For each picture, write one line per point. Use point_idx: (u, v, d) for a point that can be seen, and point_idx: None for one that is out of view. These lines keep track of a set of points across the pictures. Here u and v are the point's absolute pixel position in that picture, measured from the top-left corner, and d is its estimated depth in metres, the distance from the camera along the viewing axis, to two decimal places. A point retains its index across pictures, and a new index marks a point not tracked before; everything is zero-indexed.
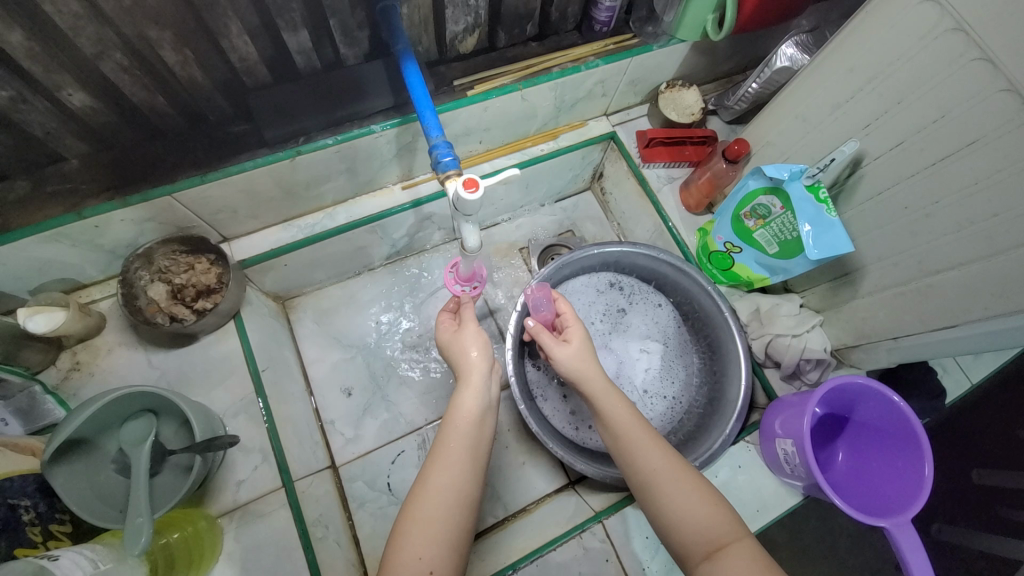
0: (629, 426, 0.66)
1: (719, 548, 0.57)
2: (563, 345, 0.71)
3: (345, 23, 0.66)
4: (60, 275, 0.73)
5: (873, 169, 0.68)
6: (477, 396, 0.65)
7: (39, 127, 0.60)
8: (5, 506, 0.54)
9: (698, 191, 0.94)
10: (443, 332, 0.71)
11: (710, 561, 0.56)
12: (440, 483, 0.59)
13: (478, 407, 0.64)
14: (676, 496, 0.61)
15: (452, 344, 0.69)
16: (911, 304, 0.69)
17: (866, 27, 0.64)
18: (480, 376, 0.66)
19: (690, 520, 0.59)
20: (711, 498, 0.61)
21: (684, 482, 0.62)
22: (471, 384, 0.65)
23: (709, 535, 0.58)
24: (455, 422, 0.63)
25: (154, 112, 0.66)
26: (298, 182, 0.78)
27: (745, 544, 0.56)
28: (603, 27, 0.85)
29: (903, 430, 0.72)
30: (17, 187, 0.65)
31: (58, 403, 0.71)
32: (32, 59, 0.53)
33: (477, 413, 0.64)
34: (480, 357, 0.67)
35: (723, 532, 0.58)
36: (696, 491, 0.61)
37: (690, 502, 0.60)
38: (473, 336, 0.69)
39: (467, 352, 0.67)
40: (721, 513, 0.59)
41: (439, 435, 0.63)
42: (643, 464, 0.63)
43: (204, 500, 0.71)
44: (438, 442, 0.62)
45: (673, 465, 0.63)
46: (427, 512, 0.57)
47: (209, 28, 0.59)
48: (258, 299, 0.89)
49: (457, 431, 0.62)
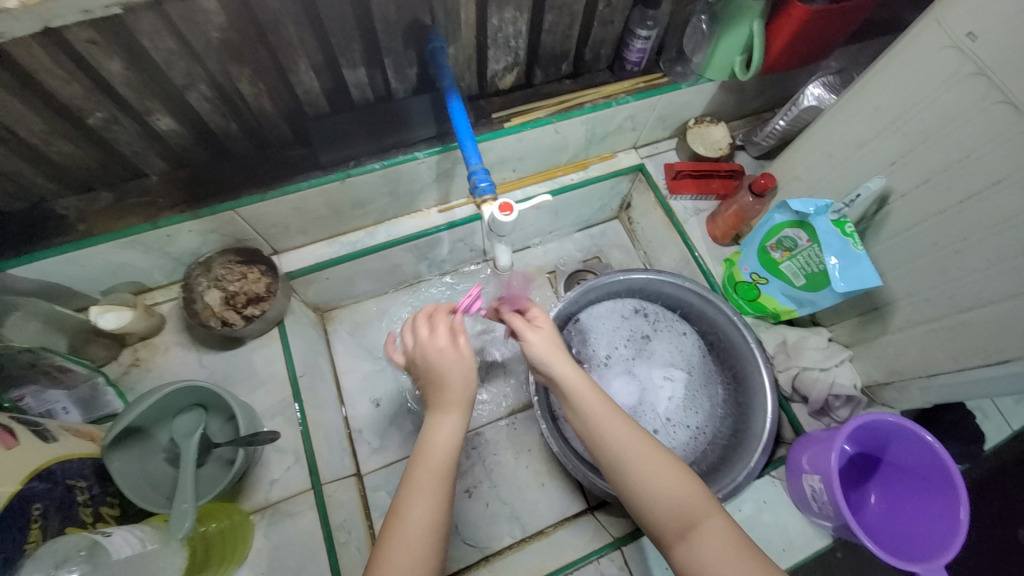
0: (604, 412, 0.62)
1: (690, 527, 0.56)
2: (535, 330, 0.67)
3: (397, 61, 0.74)
4: (130, 278, 0.81)
5: (901, 206, 0.69)
6: (454, 427, 0.59)
7: (128, 146, 0.69)
8: (64, 485, 0.58)
9: (725, 223, 0.96)
10: (432, 347, 0.62)
11: (684, 539, 0.56)
12: (418, 519, 0.54)
13: (456, 439, 0.59)
14: (644, 473, 0.58)
15: (442, 360, 0.61)
16: (945, 340, 0.68)
17: (888, 70, 0.66)
18: (462, 401, 0.61)
19: (663, 499, 0.57)
20: (677, 471, 0.59)
21: (657, 461, 0.59)
22: (449, 411, 0.60)
23: (681, 516, 0.57)
24: (430, 454, 0.58)
25: (226, 136, 0.74)
26: (345, 203, 0.85)
27: (717, 520, 0.56)
28: (633, 67, 0.91)
29: (940, 474, 0.70)
30: (103, 198, 0.74)
31: (116, 395, 0.78)
32: (127, 86, 0.61)
33: (457, 445, 0.59)
34: (464, 380, 0.61)
35: (697, 511, 0.56)
36: (662, 464, 0.59)
37: (664, 481, 0.58)
38: (462, 358, 0.62)
39: (454, 376, 0.61)
40: (694, 490, 0.58)
41: (414, 462, 0.58)
42: (608, 442, 0.60)
43: (239, 496, 0.75)
44: (416, 465, 0.58)
45: (638, 443, 0.60)
46: (409, 558, 0.52)
47: (282, 65, 0.67)
48: (300, 309, 0.95)
49: (432, 456, 0.57)
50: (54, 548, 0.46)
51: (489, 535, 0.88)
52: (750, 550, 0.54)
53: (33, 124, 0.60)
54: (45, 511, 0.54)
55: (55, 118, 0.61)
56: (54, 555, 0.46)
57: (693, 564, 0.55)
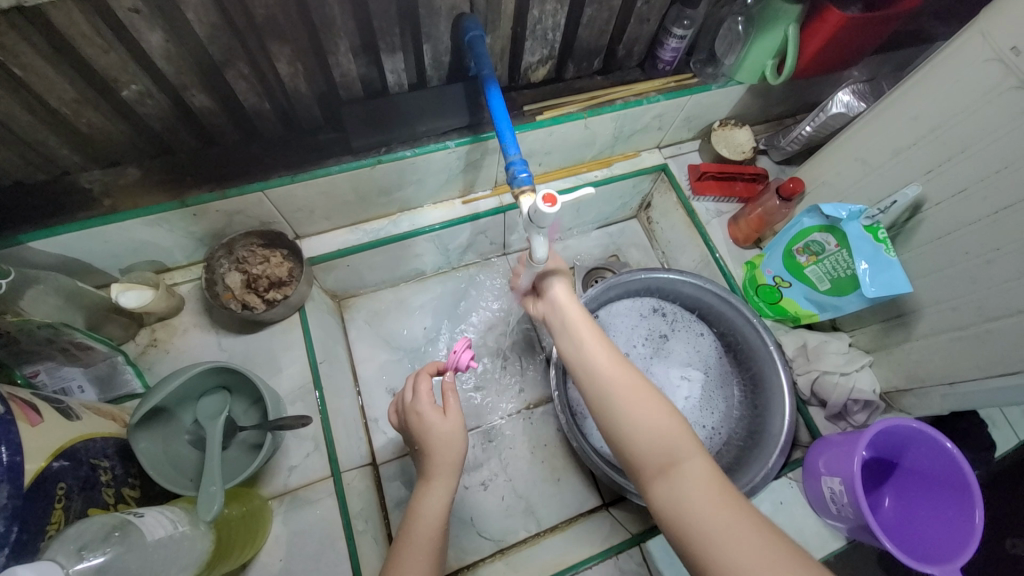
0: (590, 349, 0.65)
1: (671, 465, 0.55)
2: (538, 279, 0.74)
3: (436, 48, 0.73)
4: (151, 257, 0.80)
5: (934, 214, 0.70)
6: (442, 497, 0.60)
7: (159, 121, 0.67)
8: (88, 465, 0.56)
9: (747, 226, 0.96)
10: (421, 413, 0.64)
11: (664, 475, 0.55)
12: None
13: (443, 508, 0.59)
14: (630, 408, 0.58)
15: (425, 424, 0.63)
16: (972, 349, 0.69)
17: (930, 79, 0.67)
18: (449, 470, 0.61)
19: (645, 432, 0.57)
20: (664, 410, 0.58)
21: (641, 393, 0.60)
22: (436, 480, 0.61)
23: (662, 451, 0.56)
24: (420, 522, 0.58)
25: (258, 116, 0.72)
26: (373, 189, 0.84)
27: (697, 461, 0.55)
28: (666, 66, 0.90)
29: (957, 483, 0.70)
30: (129, 173, 0.72)
31: (135, 374, 0.76)
32: (166, 59, 0.59)
33: (443, 516, 0.59)
34: (450, 446, 0.62)
35: (677, 448, 0.55)
36: (649, 401, 0.59)
37: (647, 415, 0.58)
38: (447, 420, 0.63)
39: (439, 437, 0.62)
40: (676, 427, 0.57)
41: (405, 526, 0.59)
42: (597, 379, 0.62)
43: (257, 482, 0.74)
44: (406, 530, 0.58)
45: (627, 380, 0.61)
46: None
47: (322, 47, 0.66)
48: (319, 295, 0.94)
49: (423, 518, 0.58)
50: (83, 528, 0.45)
51: (504, 529, 0.88)
52: (728, 488, 0.53)
53: (65, 93, 0.58)
54: (68, 490, 0.52)
55: (88, 89, 0.60)
56: (81, 536, 0.44)
57: (670, 500, 0.53)
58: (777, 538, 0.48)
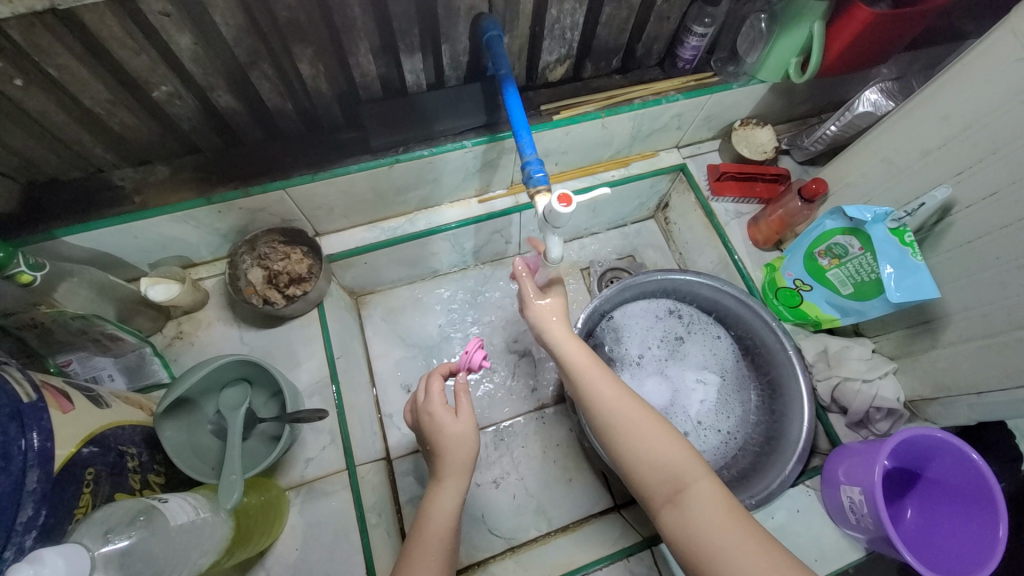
0: (592, 376, 0.65)
1: (680, 490, 0.56)
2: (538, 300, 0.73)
3: (454, 48, 0.74)
4: (178, 252, 0.82)
5: (963, 218, 0.67)
6: (454, 496, 0.61)
7: (188, 121, 0.70)
8: (116, 451, 0.59)
9: (768, 228, 0.95)
10: (434, 415, 0.65)
11: (674, 502, 0.56)
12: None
13: (454, 509, 0.60)
14: (633, 436, 0.59)
15: (437, 425, 0.64)
16: (1002, 357, 0.67)
17: (960, 78, 0.64)
18: (460, 471, 0.62)
19: (651, 460, 0.58)
20: (666, 433, 0.59)
21: (644, 421, 0.60)
22: (448, 481, 0.61)
23: (668, 477, 0.57)
24: (432, 522, 0.59)
25: (281, 116, 0.74)
26: (390, 188, 0.85)
27: (705, 483, 0.56)
28: (686, 65, 0.89)
29: (982, 496, 0.68)
30: (158, 171, 0.75)
31: (161, 364, 0.79)
32: (195, 61, 0.61)
33: (455, 516, 0.60)
34: (462, 447, 0.63)
35: (684, 473, 0.56)
36: (653, 426, 0.60)
37: (652, 443, 0.58)
38: (459, 422, 0.64)
39: (450, 440, 0.63)
40: (681, 451, 0.58)
41: (418, 525, 0.60)
42: (602, 410, 0.62)
43: (276, 472, 0.76)
44: (418, 528, 0.59)
45: (630, 407, 0.61)
46: None
47: (342, 47, 0.67)
48: (337, 292, 0.95)
49: (435, 518, 0.59)
50: (109, 513, 0.47)
51: (515, 527, 0.88)
52: (737, 510, 0.54)
53: (100, 94, 0.61)
54: (97, 475, 0.54)
55: (121, 90, 0.62)
56: (108, 520, 0.46)
57: (680, 525, 0.55)
58: (788, 561, 0.50)
